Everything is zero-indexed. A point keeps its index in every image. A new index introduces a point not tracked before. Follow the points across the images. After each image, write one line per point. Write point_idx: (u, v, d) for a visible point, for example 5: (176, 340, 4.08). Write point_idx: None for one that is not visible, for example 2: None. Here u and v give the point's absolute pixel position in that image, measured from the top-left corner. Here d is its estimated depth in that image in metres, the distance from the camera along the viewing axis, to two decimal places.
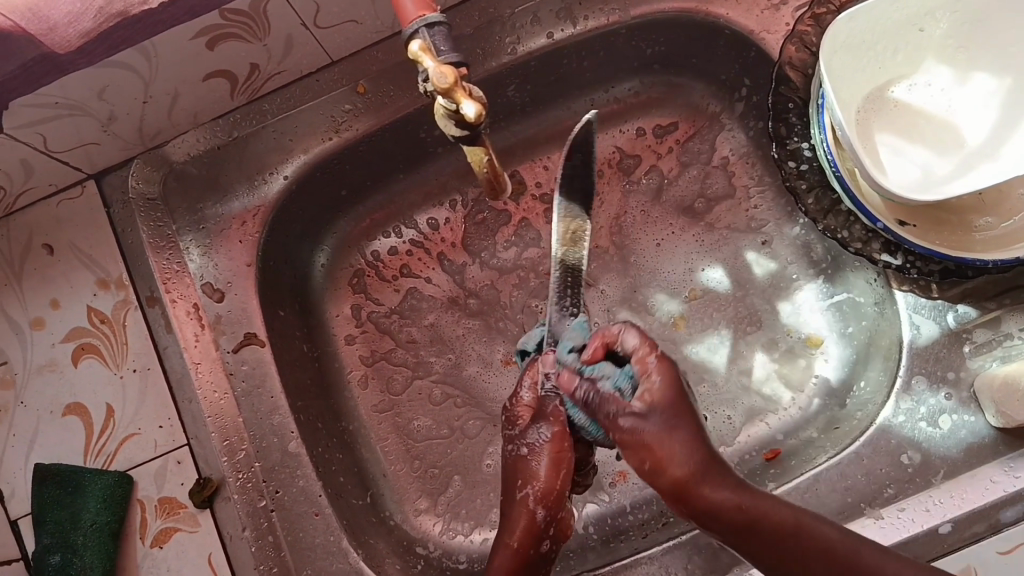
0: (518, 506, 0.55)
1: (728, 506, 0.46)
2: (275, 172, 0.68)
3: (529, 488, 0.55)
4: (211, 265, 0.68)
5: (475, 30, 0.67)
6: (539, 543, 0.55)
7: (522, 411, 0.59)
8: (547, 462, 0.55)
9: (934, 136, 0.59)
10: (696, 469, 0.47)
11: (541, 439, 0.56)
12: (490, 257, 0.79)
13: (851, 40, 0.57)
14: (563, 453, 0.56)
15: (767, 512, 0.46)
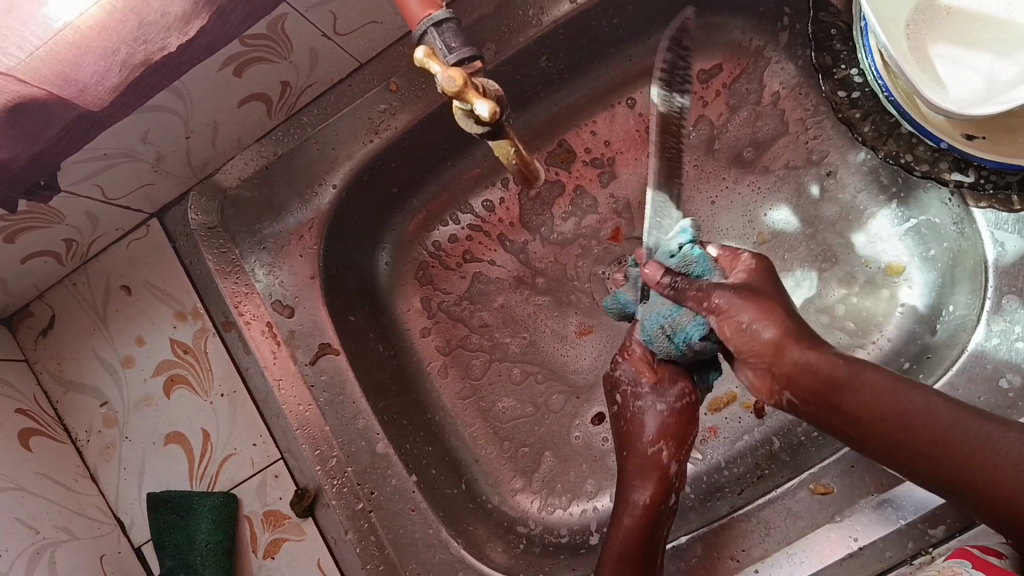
0: (652, 463, 0.60)
1: (863, 392, 0.46)
2: (324, 182, 0.69)
3: (663, 447, 0.60)
4: (277, 281, 0.69)
5: (496, 7, 0.66)
6: (668, 498, 0.60)
7: (635, 360, 0.63)
8: (681, 422, 0.61)
9: (996, 38, 0.55)
10: (815, 369, 0.48)
11: (679, 398, 0.61)
12: (550, 232, 0.79)
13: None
14: (692, 417, 0.62)
15: (861, 372, 0.47)
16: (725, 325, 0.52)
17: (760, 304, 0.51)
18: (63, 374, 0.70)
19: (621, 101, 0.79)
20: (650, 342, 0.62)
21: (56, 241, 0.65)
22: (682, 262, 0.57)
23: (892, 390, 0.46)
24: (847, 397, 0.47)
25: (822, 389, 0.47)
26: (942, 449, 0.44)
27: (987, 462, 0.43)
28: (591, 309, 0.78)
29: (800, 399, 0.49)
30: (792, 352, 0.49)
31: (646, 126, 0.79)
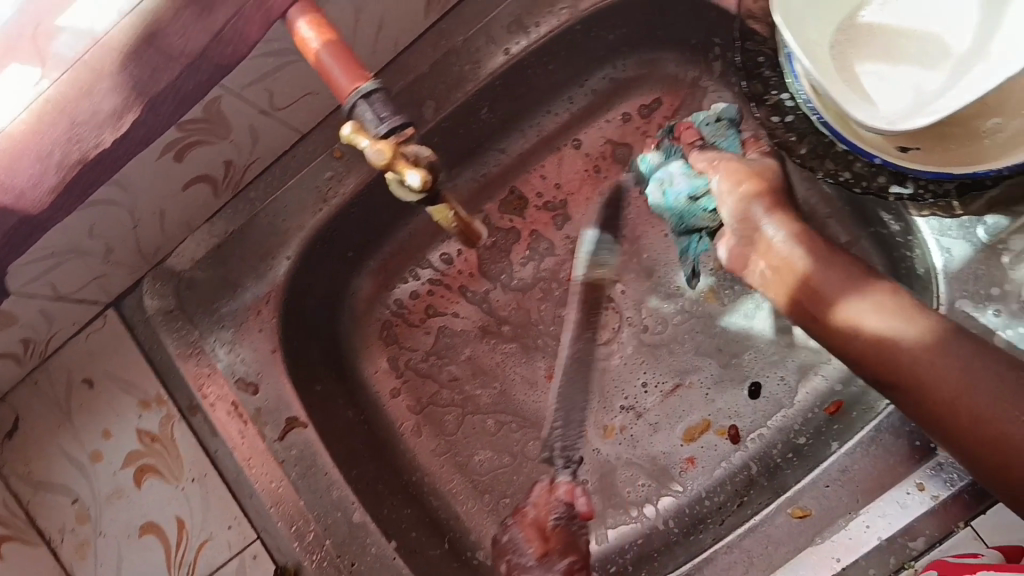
0: None
1: (844, 291, 0.53)
2: (278, 255, 0.69)
3: None
4: (238, 358, 0.68)
5: (432, 66, 0.68)
6: None
7: (529, 530, 0.58)
8: None
9: (917, 50, 0.59)
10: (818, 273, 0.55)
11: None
12: (510, 278, 0.79)
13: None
14: None
15: (851, 283, 0.54)
16: (738, 214, 0.60)
17: (766, 200, 0.59)
18: (31, 475, 0.69)
19: (566, 143, 0.80)
20: (546, 510, 0.59)
21: (12, 342, 0.64)
22: (715, 132, 0.67)
23: (884, 310, 0.51)
24: (830, 291, 0.54)
25: (810, 285, 0.55)
26: (914, 355, 0.49)
27: (941, 370, 0.48)
28: (558, 351, 0.77)
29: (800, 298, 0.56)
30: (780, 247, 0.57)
31: (593, 166, 0.79)
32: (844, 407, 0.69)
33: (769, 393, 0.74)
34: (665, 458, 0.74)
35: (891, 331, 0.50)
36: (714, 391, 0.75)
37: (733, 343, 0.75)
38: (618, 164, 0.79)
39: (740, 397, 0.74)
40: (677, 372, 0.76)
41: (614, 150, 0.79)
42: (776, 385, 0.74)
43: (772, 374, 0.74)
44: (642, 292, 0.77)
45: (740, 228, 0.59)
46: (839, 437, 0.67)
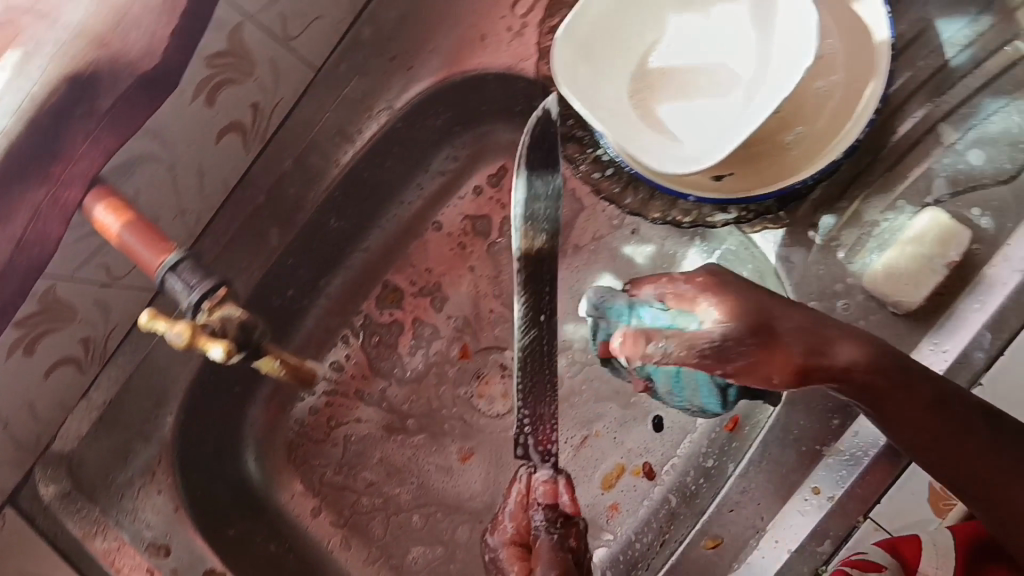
0: None
1: (910, 407, 0.48)
2: (161, 412, 0.69)
3: None
4: (144, 523, 0.68)
5: (268, 195, 0.69)
6: None
7: (508, 549, 0.61)
8: None
9: (710, 81, 0.61)
10: (806, 331, 0.46)
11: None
12: (403, 371, 0.79)
13: (578, 58, 0.60)
14: None
15: (919, 382, 0.48)
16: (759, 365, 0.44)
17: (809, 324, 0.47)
18: None
19: (427, 227, 0.80)
20: (526, 517, 0.60)
21: None
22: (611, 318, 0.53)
23: (900, 367, 0.48)
24: (893, 402, 0.48)
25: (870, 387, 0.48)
26: (989, 480, 0.48)
27: (1014, 494, 0.48)
28: (465, 431, 0.78)
29: (798, 368, 0.45)
30: (846, 351, 0.47)
31: (458, 243, 0.80)
32: (741, 421, 0.71)
33: (672, 422, 0.75)
34: (591, 510, 0.76)
35: (955, 450, 0.48)
36: (622, 433, 0.76)
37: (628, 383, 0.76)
38: (481, 237, 0.80)
39: (647, 433, 0.75)
40: (581, 424, 0.76)
41: (474, 224, 0.80)
42: (676, 414, 0.75)
43: (671, 404, 0.75)
44: None
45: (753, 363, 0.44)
46: (735, 457, 0.70)
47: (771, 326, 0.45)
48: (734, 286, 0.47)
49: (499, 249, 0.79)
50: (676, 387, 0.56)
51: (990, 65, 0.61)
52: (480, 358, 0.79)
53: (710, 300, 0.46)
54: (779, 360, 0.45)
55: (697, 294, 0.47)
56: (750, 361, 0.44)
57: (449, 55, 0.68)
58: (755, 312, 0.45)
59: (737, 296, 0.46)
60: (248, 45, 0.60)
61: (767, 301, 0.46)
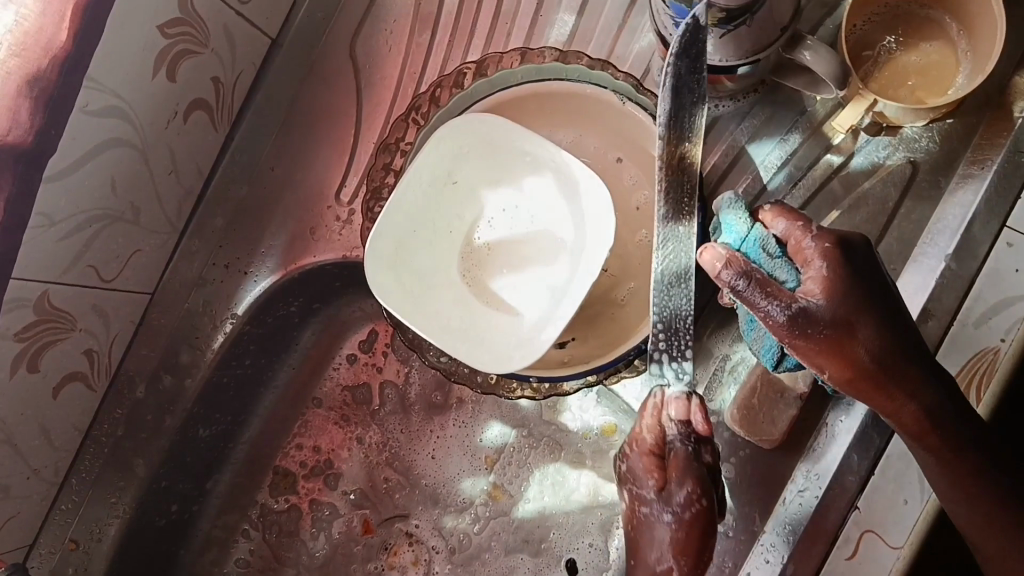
0: None
1: (949, 447, 0.49)
2: None
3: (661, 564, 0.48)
4: None
5: (126, 425, 0.70)
6: None
7: (643, 458, 0.51)
8: (689, 537, 0.47)
9: (535, 251, 0.60)
10: (883, 351, 0.48)
11: (686, 510, 0.47)
12: (309, 557, 0.78)
13: (397, 268, 0.59)
14: (708, 529, 0.47)
15: (943, 431, 0.49)
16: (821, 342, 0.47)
17: (894, 336, 0.48)
18: None
19: (309, 404, 0.79)
20: (663, 431, 0.50)
21: None
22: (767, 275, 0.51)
23: (934, 412, 0.49)
24: (931, 440, 0.49)
25: (926, 410, 0.49)
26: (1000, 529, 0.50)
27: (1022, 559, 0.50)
28: None
29: (850, 375, 0.48)
30: (893, 391, 0.49)
31: (341, 414, 0.79)
32: None
33: (586, 562, 0.72)
34: None
35: (978, 499, 0.50)
36: None
37: (534, 528, 0.74)
38: (364, 405, 0.79)
39: None
40: None
41: (353, 393, 0.79)
42: (588, 554, 0.72)
43: (581, 543, 0.72)
44: (434, 518, 0.77)
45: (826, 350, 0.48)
46: None
47: (854, 322, 0.47)
48: (857, 267, 0.49)
49: (384, 415, 0.78)
50: (749, 321, 0.55)
51: (810, 180, 0.62)
52: (383, 528, 0.78)
53: (824, 266, 0.48)
54: (832, 357, 0.48)
55: (815, 255, 0.49)
56: (807, 346, 0.48)
57: (284, 254, 0.70)
58: (864, 286, 0.48)
59: (846, 274, 0.48)
60: (63, 306, 0.59)
61: (868, 288, 0.48)
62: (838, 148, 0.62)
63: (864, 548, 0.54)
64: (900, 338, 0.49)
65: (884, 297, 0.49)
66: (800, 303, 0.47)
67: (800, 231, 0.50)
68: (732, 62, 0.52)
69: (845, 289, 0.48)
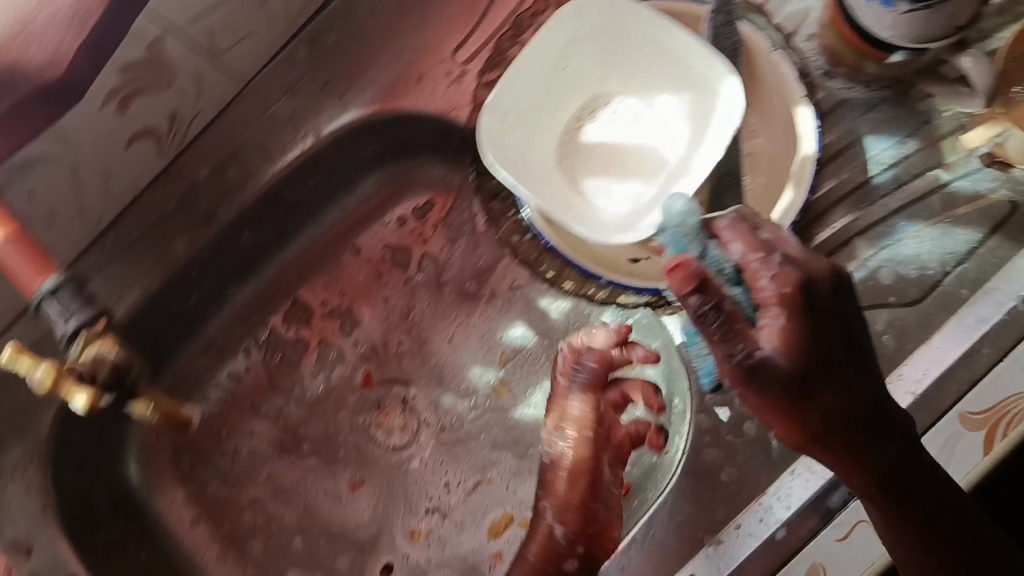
0: (542, 519, 0.60)
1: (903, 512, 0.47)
2: (41, 407, 0.67)
3: (549, 501, 0.59)
4: (5, 523, 0.65)
5: (177, 203, 0.68)
6: (560, 564, 0.58)
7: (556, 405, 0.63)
8: (571, 480, 0.59)
9: (637, 163, 0.61)
10: (839, 414, 0.45)
11: (562, 457, 0.60)
12: (303, 392, 0.79)
13: (502, 128, 0.60)
14: (581, 470, 0.59)
15: (902, 502, 0.47)
16: (768, 399, 0.44)
17: (853, 400, 0.45)
18: None
19: (347, 250, 0.80)
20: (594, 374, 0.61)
21: None
22: None
23: (888, 478, 0.46)
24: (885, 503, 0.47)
25: (880, 477, 0.46)
26: None
27: None
28: (360, 460, 0.77)
29: (801, 438, 0.46)
30: (842, 457, 0.46)
31: (375, 271, 0.80)
32: (635, 488, 0.69)
33: None
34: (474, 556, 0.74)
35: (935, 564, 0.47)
36: (515, 483, 0.75)
37: (528, 434, 0.76)
38: (398, 268, 0.80)
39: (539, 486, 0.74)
40: (475, 468, 0.76)
41: (393, 254, 0.80)
42: None
43: None
44: (430, 393, 0.78)
45: (789, 408, 0.45)
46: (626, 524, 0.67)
47: (813, 379, 0.44)
48: (817, 314, 0.46)
49: (415, 285, 0.79)
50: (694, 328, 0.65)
51: (911, 189, 0.63)
52: (382, 389, 0.79)
53: (783, 316, 0.45)
54: (776, 415, 0.45)
55: (772, 299, 0.46)
56: (752, 400, 0.45)
57: (383, 90, 0.72)
58: (815, 346, 0.45)
59: (803, 330, 0.45)
60: (170, 59, 0.59)
61: (826, 349, 0.45)
62: (950, 166, 0.63)
63: (856, 535, 0.55)
64: (846, 409, 0.45)
65: (840, 364, 0.45)
66: (762, 351, 0.44)
67: (761, 266, 0.47)
68: (899, 44, 0.56)
69: (796, 346, 0.44)
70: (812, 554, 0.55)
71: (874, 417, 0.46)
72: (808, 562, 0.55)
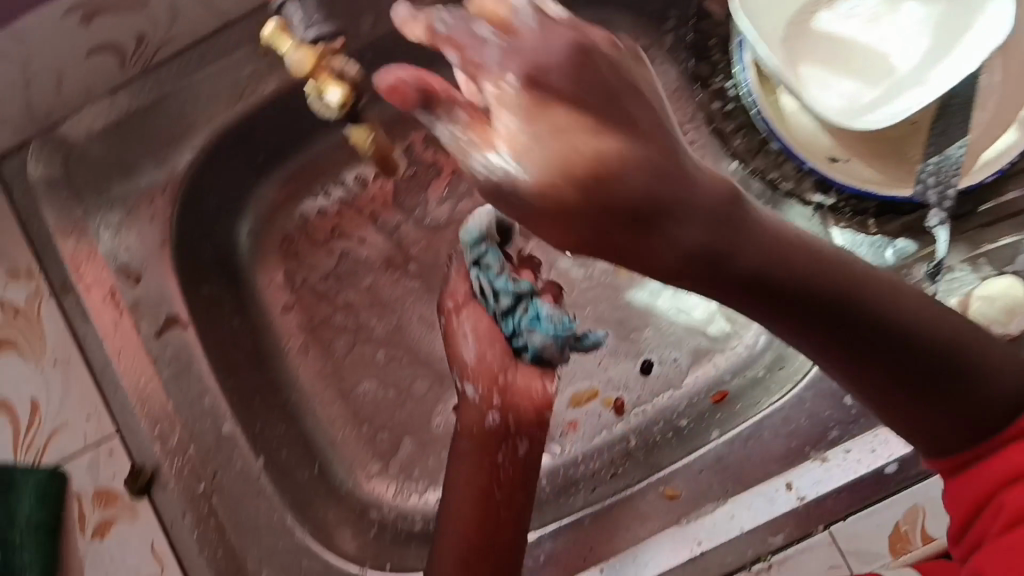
0: (473, 411, 0.58)
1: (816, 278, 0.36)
2: (181, 145, 0.65)
3: (473, 391, 0.59)
4: (123, 246, 0.64)
5: None
6: (495, 454, 0.57)
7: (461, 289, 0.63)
8: (475, 362, 0.60)
9: (863, 66, 0.59)
10: (654, 196, 0.30)
11: (482, 356, 0.59)
12: (424, 214, 0.77)
13: None
14: (496, 370, 0.59)
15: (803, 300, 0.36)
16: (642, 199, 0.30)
17: (582, 191, 0.29)
18: None
19: None
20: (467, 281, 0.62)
21: None
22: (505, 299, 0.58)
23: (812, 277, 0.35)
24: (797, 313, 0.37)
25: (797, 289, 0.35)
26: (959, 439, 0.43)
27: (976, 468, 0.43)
28: None
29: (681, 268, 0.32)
30: (669, 252, 0.31)
31: None
32: (730, 396, 0.70)
33: (660, 371, 0.73)
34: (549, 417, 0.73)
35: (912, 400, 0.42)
36: (608, 360, 0.73)
37: (634, 317, 0.74)
38: None
39: (631, 370, 0.73)
40: None
41: None
42: (668, 365, 0.73)
43: (666, 354, 0.73)
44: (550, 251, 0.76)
45: (561, 179, 0.29)
46: (720, 425, 0.67)
47: (658, 214, 0.30)
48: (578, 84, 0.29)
49: None
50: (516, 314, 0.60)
51: None
52: None
53: (521, 78, 0.29)
54: (550, 217, 0.30)
55: (517, 87, 0.29)
56: (520, 212, 0.31)
57: None
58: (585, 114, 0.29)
59: (566, 112, 0.29)
60: None
61: (583, 128, 0.29)
62: None
63: None
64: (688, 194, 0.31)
65: (589, 154, 0.29)
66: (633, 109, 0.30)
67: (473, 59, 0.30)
68: None
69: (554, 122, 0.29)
70: (914, 494, 0.57)
71: (664, 234, 0.31)
72: (909, 500, 0.57)
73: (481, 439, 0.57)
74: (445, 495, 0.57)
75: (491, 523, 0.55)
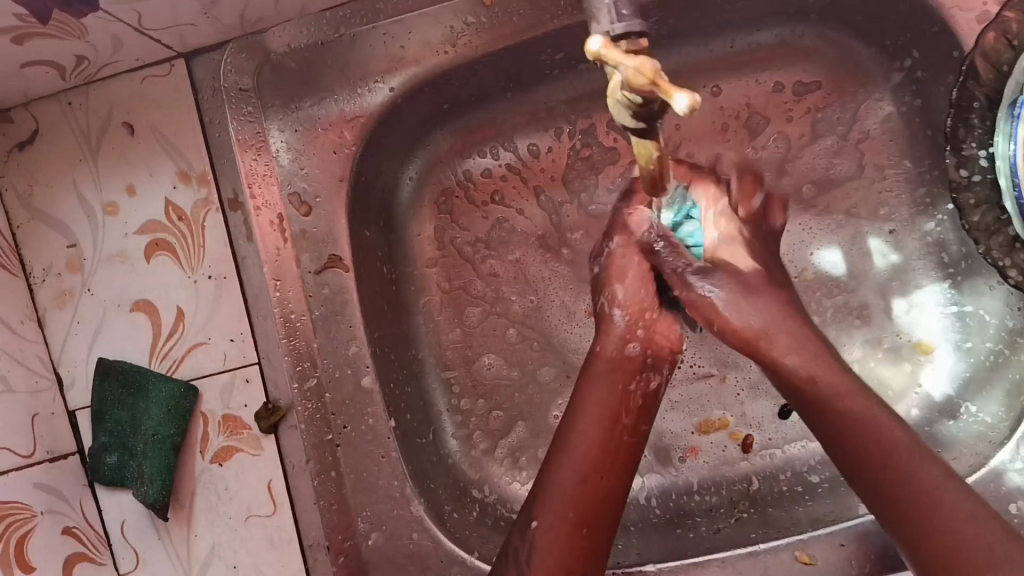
0: (613, 340, 0.56)
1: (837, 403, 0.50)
2: (378, 81, 0.61)
3: (617, 312, 0.57)
4: (300, 172, 0.61)
5: None
6: (631, 380, 0.55)
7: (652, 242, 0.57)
8: (628, 296, 0.57)
9: None
10: None
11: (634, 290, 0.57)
12: (589, 201, 0.73)
13: None
14: (651, 308, 0.56)
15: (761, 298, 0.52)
16: None
17: None
18: (31, 199, 0.61)
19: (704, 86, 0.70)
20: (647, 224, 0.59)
21: (66, 55, 0.56)
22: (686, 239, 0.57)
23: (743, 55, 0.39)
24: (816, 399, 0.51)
25: None
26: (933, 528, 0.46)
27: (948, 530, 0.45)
28: None
29: None
30: None
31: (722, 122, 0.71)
32: None
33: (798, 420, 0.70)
34: (671, 437, 0.71)
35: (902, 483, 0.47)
36: (746, 394, 0.70)
37: None
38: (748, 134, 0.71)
39: (768, 410, 0.70)
40: (717, 363, 0.71)
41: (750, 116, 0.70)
42: None
43: None
44: None
45: None
46: None
47: None
48: None
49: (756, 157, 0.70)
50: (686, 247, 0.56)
51: None
52: None
53: None
54: None
55: None
56: None
57: None
58: None
59: None
60: None
61: None
62: None
63: None
64: None
65: None
66: None
67: None
68: None
69: None
70: None
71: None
72: None
73: (618, 362, 0.55)
74: (568, 413, 0.55)
75: (614, 445, 0.53)
